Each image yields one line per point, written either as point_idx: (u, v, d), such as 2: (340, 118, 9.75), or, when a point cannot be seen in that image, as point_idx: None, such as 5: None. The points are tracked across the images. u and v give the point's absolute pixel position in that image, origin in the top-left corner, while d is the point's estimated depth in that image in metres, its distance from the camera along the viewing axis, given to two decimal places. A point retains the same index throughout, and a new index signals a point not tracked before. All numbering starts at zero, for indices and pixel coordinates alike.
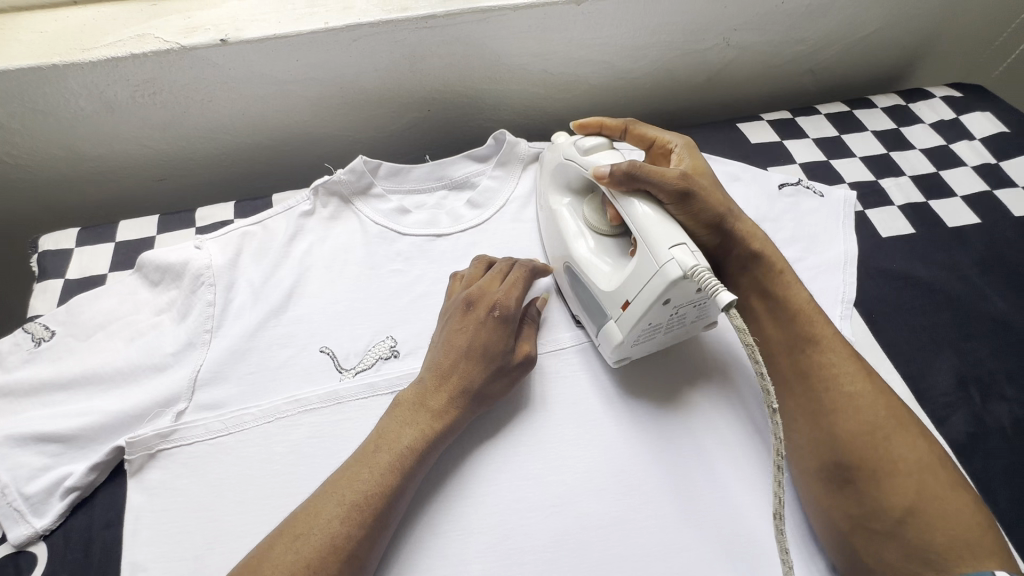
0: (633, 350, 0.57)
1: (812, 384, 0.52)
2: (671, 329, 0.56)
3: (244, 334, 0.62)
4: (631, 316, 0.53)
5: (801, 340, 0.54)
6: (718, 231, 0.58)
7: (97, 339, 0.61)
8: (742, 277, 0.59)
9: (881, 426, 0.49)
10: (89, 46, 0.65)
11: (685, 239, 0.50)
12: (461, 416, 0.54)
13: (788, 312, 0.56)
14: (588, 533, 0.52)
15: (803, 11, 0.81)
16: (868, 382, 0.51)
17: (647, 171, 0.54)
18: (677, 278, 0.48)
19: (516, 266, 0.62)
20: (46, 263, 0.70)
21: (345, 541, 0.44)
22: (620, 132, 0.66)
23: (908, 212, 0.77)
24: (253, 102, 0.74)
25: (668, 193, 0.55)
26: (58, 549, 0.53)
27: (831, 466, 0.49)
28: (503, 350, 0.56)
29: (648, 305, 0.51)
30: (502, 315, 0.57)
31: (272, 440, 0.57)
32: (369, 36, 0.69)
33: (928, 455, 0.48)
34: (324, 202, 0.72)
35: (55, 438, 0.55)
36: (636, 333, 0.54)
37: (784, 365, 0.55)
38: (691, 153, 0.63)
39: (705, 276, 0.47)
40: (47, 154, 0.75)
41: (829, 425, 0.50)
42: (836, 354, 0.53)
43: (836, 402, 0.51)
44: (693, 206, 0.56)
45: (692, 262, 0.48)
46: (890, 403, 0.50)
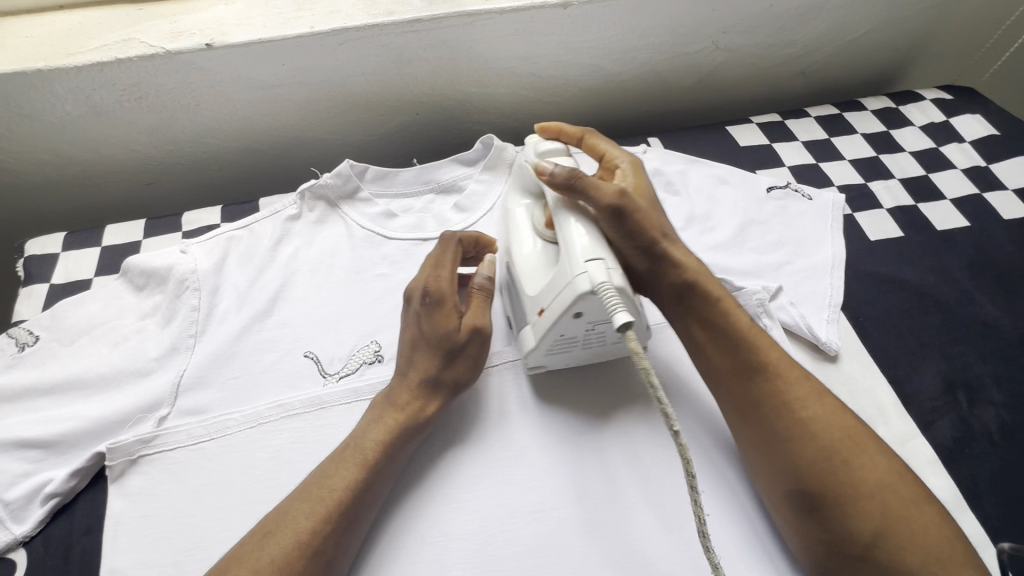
0: (548, 358, 0.57)
1: (765, 414, 0.51)
2: (589, 342, 0.56)
3: (228, 339, 0.61)
4: (544, 323, 0.53)
5: (747, 366, 0.53)
6: (649, 254, 0.55)
7: (80, 344, 0.61)
8: (679, 305, 0.56)
9: (838, 451, 0.48)
10: (73, 50, 0.65)
11: (605, 256, 0.50)
12: (428, 407, 0.54)
13: (731, 339, 0.54)
14: (569, 539, 0.52)
15: (791, 14, 0.81)
16: (821, 405, 0.50)
17: (585, 184, 0.53)
18: (585, 292, 0.49)
19: (440, 244, 0.59)
20: (31, 268, 0.70)
21: (314, 540, 0.45)
22: (578, 140, 0.64)
23: (897, 215, 0.77)
24: (239, 106, 0.74)
25: (599, 209, 0.53)
26: (37, 555, 0.53)
27: (797, 495, 0.48)
28: (449, 332, 0.55)
29: (560, 314, 0.51)
30: (430, 299, 0.55)
31: (254, 446, 0.57)
32: (355, 40, 0.69)
33: (892, 474, 0.47)
34: (311, 207, 0.72)
35: (36, 443, 0.55)
36: (549, 341, 0.54)
37: (732, 395, 0.53)
38: (636, 173, 0.60)
39: (609, 293, 0.47)
40: (33, 159, 0.75)
41: (788, 455, 0.49)
42: (784, 379, 0.52)
43: (794, 428, 0.49)
44: (625, 226, 0.54)
45: (602, 279, 0.48)
46: (845, 422, 0.50)
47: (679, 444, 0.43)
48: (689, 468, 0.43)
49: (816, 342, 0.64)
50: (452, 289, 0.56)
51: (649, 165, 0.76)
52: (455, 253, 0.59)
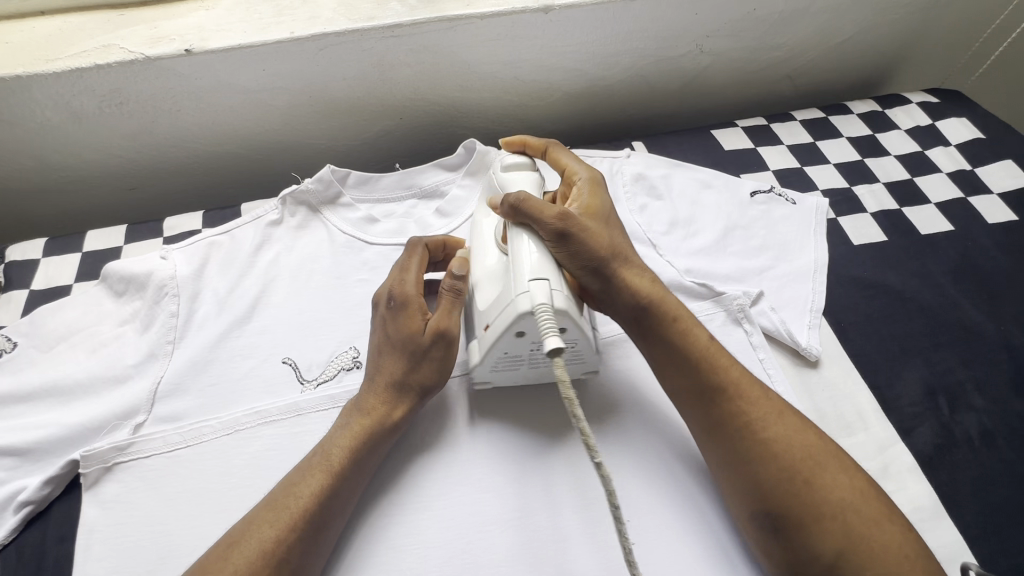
0: (493, 375, 0.57)
1: (726, 435, 0.50)
2: (535, 361, 0.55)
3: (206, 345, 0.61)
4: (487, 341, 0.53)
5: (707, 387, 0.51)
6: (600, 276, 0.53)
7: (58, 351, 0.61)
8: (637, 327, 0.54)
9: (800, 471, 0.47)
10: (52, 56, 0.65)
11: (550, 276, 0.50)
12: (396, 412, 0.53)
13: (689, 360, 0.52)
14: (545, 547, 0.51)
15: (775, 18, 0.80)
16: (782, 422, 0.49)
17: (530, 208, 0.53)
18: (523, 312, 0.49)
19: (407, 250, 0.59)
20: (12, 274, 0.70)
21: (280, 549, 0.45)
22: (542, 152, 0.64)
23: (881, 220, 0.77)
24: (221, 111, 0.74)
25: (545, 233, 0.52)
26: (11, 563, 0.53)
27: (761, 514, 0.47)
28: (413, 335, 0.54)
29: (499, 334, 0.51)
30: (398, 301, 0.55)
31: (230, 453, 0.56)
32: (335, 46, 0.69)
33: (856, 494, 0.46)
34: (292, 212, 0.71)
35: (11, 451, 0.54)
36: (493, 359, 0.54)
37: (695, 414, 0.52)
38: (592, 191, 0.58)
39: (545, 316, 0.48)
40: (15, 164, 0.75)
41: (751, 475, 0.48)
42: (745, 399, 0.50)
43: (757, 449, 0.48)
44: (570, 248, 0.52)
45: (542, 300, 0.49)
46: (805, 439, 0.49)
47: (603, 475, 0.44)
48: (612, 499, 0.43)
49: (797, 347, 0.64)
50: (416, 292, 0.56)
51: (631, 170, 0.76)
52: (421, 257, 0.59)
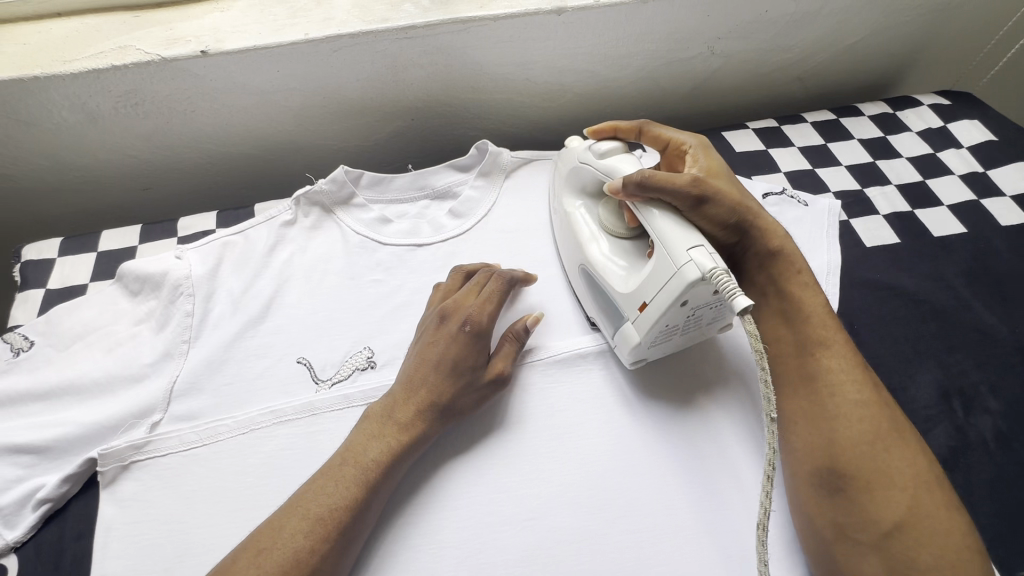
0: (650, 351, 0.58)
1: (817, 387, 0.53)
2: (687, 329, 0.57)
3: (221, 344, 0.62)
4: (649, 317, 0.53)
5: (813, 338, 0.56)
6: (738, 229, 0.58)
7: (76, 349, 0.61)
8: (763, 276, 0.60)
9: (882, 438, 0.49)
10: (70, 57, 0.66)
11: (702, 242, 0.51)
12: (427, 432, 0.54)
13: (805, 310, 0.57)
14: (560, 547, 0.52)
15: (787, 20, 0.80)
16: (874, 394, 0.52)
17: (657, 180, 0.54)
18: (695, 280, 0.49)
19: (491, 278, 0.63)
20: (28, 273, 0.70)
21: (315, 559, 0.45)
22: (635, 133, 0.67)
23: (893, 222, 0.77)
24: (236, 112, 0.74)
25: (682, 199, 0.55)
26: (28, 561, 0.53)
27: (825, 472, 0.50)
28: (476, 365, 0.57)
29: (666, 307, 0.52)
30: (473, 329, 0.58)
31: (246, 452, 0.57)
32: (349, 47, 0.69)
33: (928, 478, 0.48)
34: (306, 212, 0.72)
35: (28, 449, 0.55)
36: (654, 334, 0.55)
37: (792, 367, 0.55)
38: (706, 154, 0.64)
39: (722, 278, 0.48)
40: (32, 164, 0.76)
41: (830, 428, 0.51)
42: (843, 359, 0.54)
43: (841, 410, 0.51)
44: (707, 210, 0.56)
45: (710, 265, 0.49)
46: (895, 416, 0.51)
47: (774, 430, 0.47)
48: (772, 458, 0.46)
49: None
50: (489, 326, 0.59)
51: None
52: (500, 292, 0.62)
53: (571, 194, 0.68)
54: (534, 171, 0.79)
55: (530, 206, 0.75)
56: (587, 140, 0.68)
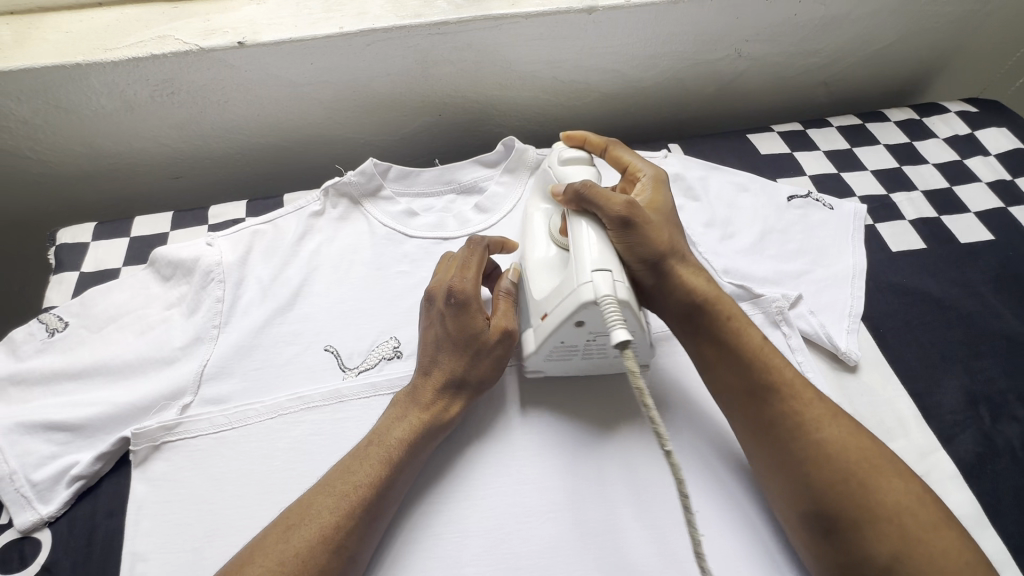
0: (547, 364, 0.58)
1: (777, 433, 0.51)
2: (590, 353, 0.57)
3: (251, 330, 0.62)
4: (545, 328, 0.54)
5: (757, 387, 0.53)
6: (657, 271, 0.56)
7: (108, 332, 0.62)
8: (688, 323, 0.57)
9: (855, 470, 0.48)
10: (111, 46, 0.67)
11: (612, 269, 0.52)
12: (449, 409, 0.55)
13: (738, 360, 0.54)
14: (583, 540, 0.52)
15: (816, 24, 0.80)
16: (835, 426, 0.50)
17: (595, 194, 0.56)
18: (587, 302, 0.50)
19: (468, 248, 0.60)
20: (62, 256, 0.72)
21: (339, 536, 0.46)
22: (601, 150, 0.67)
23: (919, 227, 0.76)
24: (268, 104, 0.76)
25: (609, 220, 0.55)
26: (62, 536, 0.55)
27: (811, 516, 0.48)
28: (477, 332, 0.56)
29: (561, 322, 0.52)
30: (457, 301, 0.56)
31: (274, 437, 0.57)
32: (382, 41, 0.70)
33: (914, 499, 0.46)
34: (334, 203, 0.73)
35: (63, 426, 0.56)
36: (548, 346, 0.55)
37: (745, 414, 0.53)
38: (656, 188, 0.61)
39: (610, 307, 0.49)
40: (68, 150, 0.77)
41: (801, 475, 0.49)
42: (796, 400, 0.52)
43: (808, 448, 0.49)
44: (631, 238, 0.55)
45: (606, 292, 0.50)
46: (861, 442, 0.49)
47: (673, 462, 0.44)
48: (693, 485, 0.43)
49: (836, 352, 0.64)
50: (477, 291, 0.57)
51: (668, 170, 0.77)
52: (481, 257, 0.60)
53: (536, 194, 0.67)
54: None
55: None
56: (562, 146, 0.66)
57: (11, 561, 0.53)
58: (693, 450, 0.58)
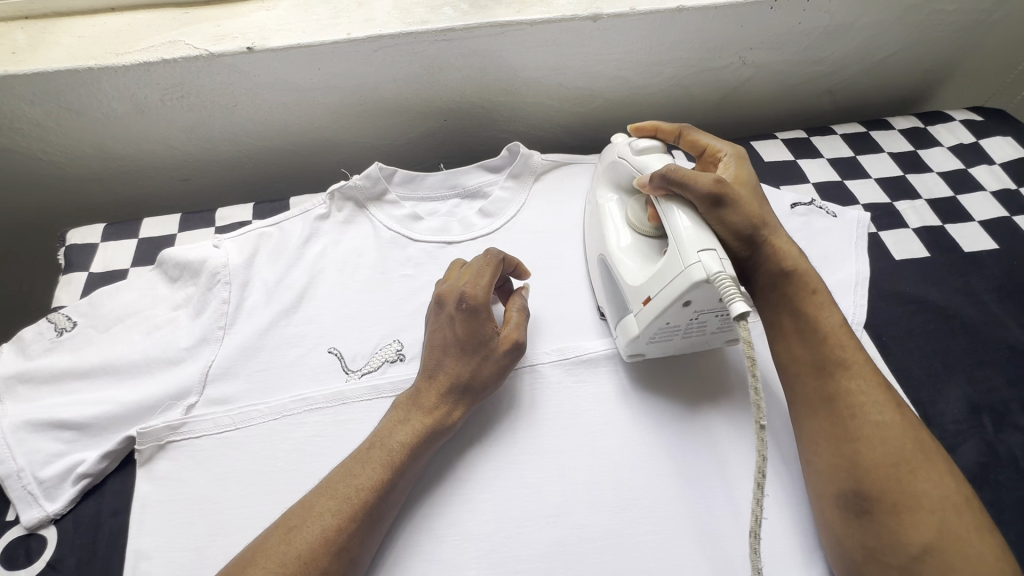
0: (648, 347, 0.59)
1: (837, 410, 0.52)
2: (690, 331, 0.57)
3: (255, 332, 0.63)
4: (651, 311, 0.54)
5: (830, 362, 0.54)
6: (751, 243, 0.57)
7: (115, 332, 0.63)
8: (774, 293, 0.58)
9: (907, 459, 0.48)
10: (122, 50, 0.68)
11: (714, 247, 0.52)
12: (453, 413, 0.55)
13: (821, 332, 0.55)
14: (583, 544, 0.53)
15: (821, 33, 0.81)
16: (898, 414, 0.51)
17: (683, 176, 0.55)
18: (699, 281, 0.50)
19: (483, 257, 0.61)
20: (72, 257, 0.73)
21: (339, 538, 0.47)
22: (675, 136, 0.68)
23: (922, 235, 0.76)
24: (276, 108, 0.77)
25: (700, 197, 0.55)
26: (67, 533, 0.55)
27: (850, 495, 0.49)
28: (485, 339, 0.57)
29: (667, 304, 0.52)
30: (468, 307, 0.57)
31: (277, 438, 0.58)
32: (388, 48, 0.71)
33: (957, 498, 0.47)
34: (339, 207, 0.73)
35: (70, 425, 0.56)
36: (654, 328, 0.55)
37: (809, 387, 0.54)
38: (739, 164, 0.63)
39: (725, 282, 0.48)
40: (79, 151, 0.78)
41: (853, 452, 0.50)
42: (864, 381, 0.52)
43: (864, 429, 0.50)
44: (726, 214, 0.55)
45: (717, 269, 0.49)
46: (918, 436, 0.50)
47: (763, 437, 0.47)
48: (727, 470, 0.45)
49: None
50: (487, 299, 0.57)
51: None
52: (496, 268, 0.60)
53: (605, 181, 0.69)
54: (565, 174, 0.79)
55: (559, 207, 0.76)
56: (630, 138, 0.68)
57: (17, 557, 0.54)
58: (700, 450, 0.57)
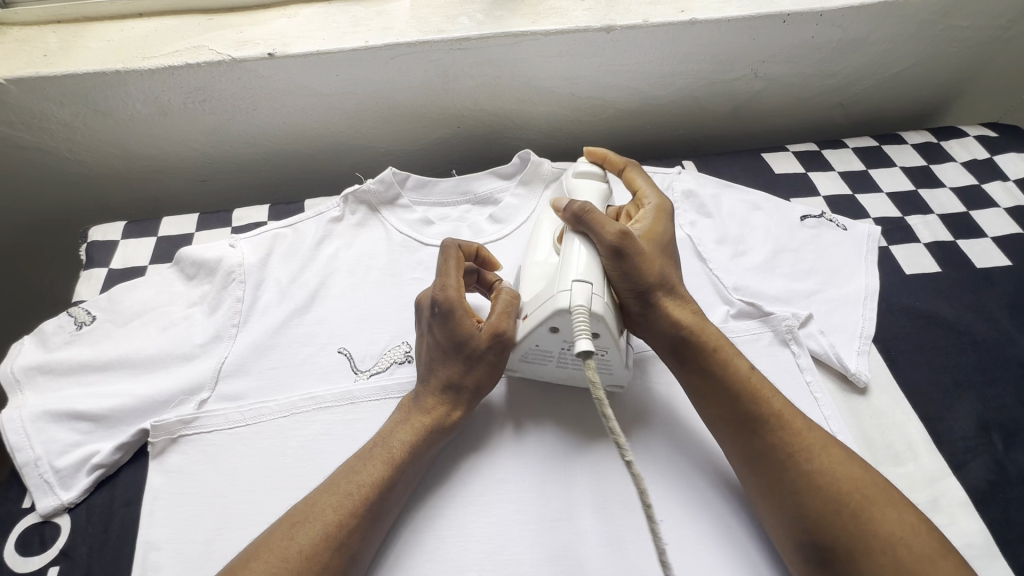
0: (522, 365, 0.59)
1: (770, 465, 0.51)
2: (563, 361, 0.57)
3: (268, 330, 0.64)
4: (522, 330, 0.56)
5: (748, 420, 0.53)
6: (646, 303, 0.56)
7: (132, 326, 0.64)
8: (679, 355, 0.57)
9: (847, 503, 0.47)
10: (149, 54, 0.71)
11: (593, 282, 0.53)
12: (453, 412, 0.56)
13: (730, 391, 0.54)
14: (585, 550, 0.52)
15: (833, 46, 0.81)
16: (827, 456, 0.50)
17: (592, 218, 0.56)
18: (561, 308, 0.52)
19: (442, 251, 0.59)
20: (93, 253, 0.75)
21: (340, 535, 0.47)
22: (620, 169, 0.67)
23: (934, 251, 0.76)
24: (295, 113, 0.78)
25: (603, 245, 0.55)
26: (80, 522, 0.56)
27: (810, 547, 0.48)
28: (466, 338, 0.55)
29: (535, 324, 0.54)
30: (441, 311, 0.55)
31: (286, 435, 0.59)
32: (405, 55, 0.72)
33: (910, 531, 0.46)
34: (353, 210, 0.75)
35: (87, 416, 0.58)
36: (524, 349, 0.57)
37: (737, 445, 0.53)
38: (657, 217, 0.61)
39: (580, 316, 0.51)
40: (102, 152, 0.81)
41: (796, 506, 0.48)
42: (787, 430, 0.51)
43: (798, 478, 0.49)
44: (625, 266, 0.55)
45: (581, 301, 0.52)
46: (852, 472, 0.49)
47: (633, 472, 0.45)
48: (645, 498, 0.44)
49: (846, 372, 0.64)
50: (459, 297, 0.56)
51: (681, 187, 0.77)
52: (457, 259, 0.58)
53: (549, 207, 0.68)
54: None
55: None
56: (581, 160, 0.68)
57: (32, 544, 0.55)
58: (689, 469, 0.57)
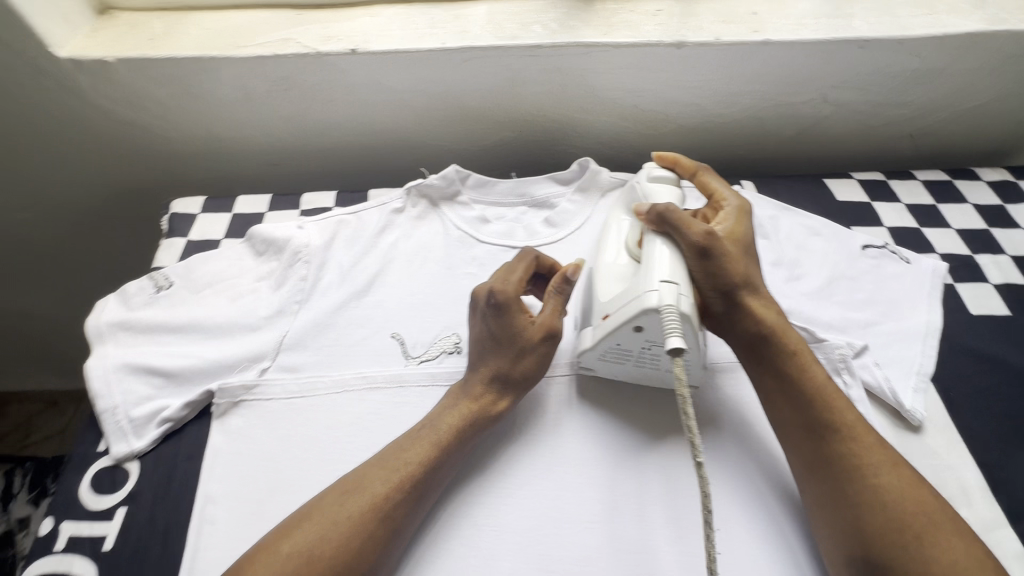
0: (597, 363, 0.60)
1: (836, 473, 0.50)
2: (642, 361, 0.58)
3: (327, 310, 0.67)
4: (604, 328, 0.56)
5: (821, 425, 0.52)
6: (728, 299, 0.56)
7: (205, 294, 0.69)
8: (756, 355, 0.57)
9: (911, 524, 0.46)
10: (242, 44, 0.76)
11: (679, 282, 0.54)
12: (498, 403, 0.57)
13: (804, 395, 0.53)
14: (621, 555, 0.52)
15: (909, 76, 0.79)
16: (896, 474, 0.49)
17: (679, 219, 0.57)
18: (649, 307, 0.52)
19: (518, 255, 0.63)
20: (174, 223, 0.80)
21: (387, 505, 0.49)
22: (691, 173, 0.67)
23: (1003, 293, 0.73)
24: (368, 108, 0.82)
25: (688, 245, 0.56)
26: (145, 470, 0.61)
27: (862, 563, 0.47)
28: (519, 332, 0.57)
29: (619, 324, 0.55)
30: (497, 304, 0.57)
31: (337, 410, 0.62)
32: (478, 59, 0.75)
33: (974, 563, 0.44)
34: (414, 203, 0.78)
35: (162, 372, 0.62)
36: (603, 346, 0.57)
37: (801, 450, 0.53)
38: (738, 218, 0.61)
39: (671, 317, 0.51)
40: (190, 131, 0.87)
41: (855, 518, 0.48)
42: (857, 443, 0.51)
43: (862, 491, 0.48)
44: (711, 265, 0.56)
45: (670, 302, 0.52)
46: (920, 495, 0.48)
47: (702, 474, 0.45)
48: (707, 501, 0.45)
49: (899, 409, 0.62)
50: (516, 293, 0.58)
51: None
52: (528, 266, 0.62)
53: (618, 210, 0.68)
54: None
55: None
56: (651, 166, 0.68)
57: (104, 485, 0.60)
58: (728, 483, 0.56)
